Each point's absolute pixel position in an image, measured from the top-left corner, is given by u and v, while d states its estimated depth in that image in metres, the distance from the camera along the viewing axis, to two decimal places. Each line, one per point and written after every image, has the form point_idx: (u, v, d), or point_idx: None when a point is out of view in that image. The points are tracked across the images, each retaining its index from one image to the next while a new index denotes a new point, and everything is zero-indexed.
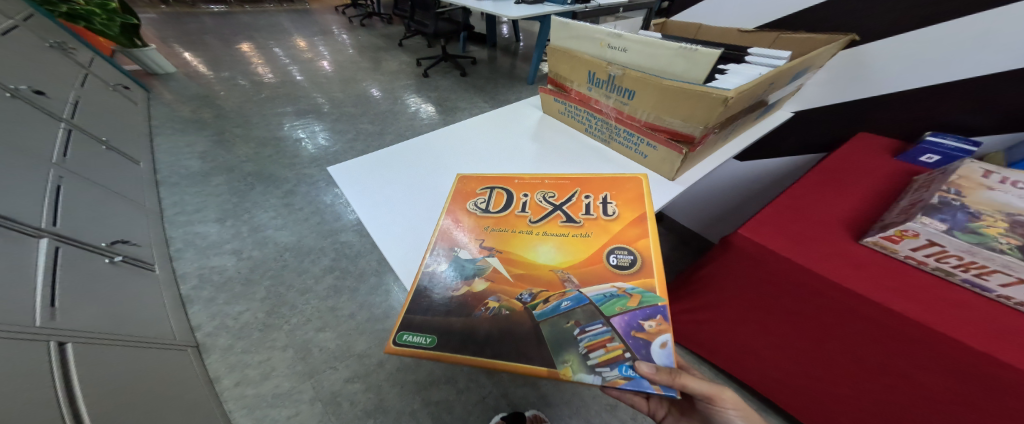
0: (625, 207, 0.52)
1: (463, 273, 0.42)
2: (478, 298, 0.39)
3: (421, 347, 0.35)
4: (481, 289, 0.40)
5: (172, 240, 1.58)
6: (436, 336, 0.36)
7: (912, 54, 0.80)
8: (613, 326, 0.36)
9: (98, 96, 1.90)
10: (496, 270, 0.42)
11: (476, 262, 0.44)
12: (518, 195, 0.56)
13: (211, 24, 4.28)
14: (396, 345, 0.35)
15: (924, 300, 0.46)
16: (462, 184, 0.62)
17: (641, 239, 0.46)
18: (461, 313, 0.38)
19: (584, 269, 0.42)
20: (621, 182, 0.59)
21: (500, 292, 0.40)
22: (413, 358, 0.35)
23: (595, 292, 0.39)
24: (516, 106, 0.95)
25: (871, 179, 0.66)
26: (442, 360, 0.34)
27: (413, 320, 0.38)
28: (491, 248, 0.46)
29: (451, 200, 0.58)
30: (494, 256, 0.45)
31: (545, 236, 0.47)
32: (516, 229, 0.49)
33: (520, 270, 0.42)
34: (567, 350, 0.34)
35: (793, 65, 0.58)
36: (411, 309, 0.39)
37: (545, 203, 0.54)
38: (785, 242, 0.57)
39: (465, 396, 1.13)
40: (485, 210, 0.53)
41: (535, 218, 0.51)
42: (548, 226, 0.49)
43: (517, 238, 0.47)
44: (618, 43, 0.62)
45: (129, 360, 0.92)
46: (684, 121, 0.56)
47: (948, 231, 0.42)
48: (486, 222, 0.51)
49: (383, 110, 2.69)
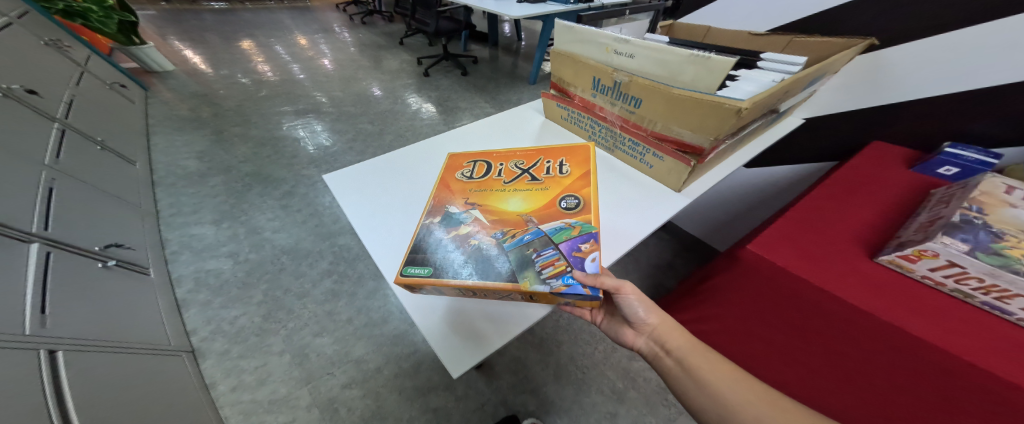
0: (577, 167, 0.62)
1: (453, 222, 0.51)
2: (463, 239, 0.48)
3: (422, 276, 0.43)
4: (467, 231, 0.49)
5: (168, 242, 1.56)
6: (432, 267, 0.44)
7: (928, 61, 0.77)
8: (560, 249, 0.44)
9: (94, 95, 1.87)
10: (477, 217, 0.52)
11: (461, 213, 0.53)
12: (494, 168, 0.64)
13: (211, 21, 4.25)
14: (403, 277, 0.43)
15: (942, 323, 0.45)
16: (452, 158, 0.69)
17: (586, 188, 0.56)
18: (450, 249, 0.46)
19: (542, 212, 0.52)
20: (576, 149, 0.67)
21: (480, 233, 0.49)
22: (417, 285, 0.42)
23: (549, 227, 0.48)
24: (517, 109, 0.94)
25: (885, 192, 0.65)
26: (439, 284, 0.42)
27: (414, 258, 0.46)
28: (472, 202, 0.55)
29: (442, 172, 0.65)
30: (475, 209, 0.54)
31: (515, 191, 0.56)
32: (493, 188, 0.58)
33: (495, 216, 0.52)
34: (526, 268, 0.41)
35: (808, 73, 0.57)
36: (413, 251, 0.47)
37: (515, 168, 0.63)
38: (796, 258, 0.56)
39: (464, 403, 1.11)
40: (469, 177, 0.62)
41: (508, 180, 0.60)
42: (518, 185, 0.58)
43: (493, 194, 0.56)
44: (624, 49, 0.60)
45: (122, 368, 0.89)
46: (693, 132, 0.54)
47: (970, 252, 0.41)
48: (470, 185, 0.59)
49: (383, 109, 2.66)
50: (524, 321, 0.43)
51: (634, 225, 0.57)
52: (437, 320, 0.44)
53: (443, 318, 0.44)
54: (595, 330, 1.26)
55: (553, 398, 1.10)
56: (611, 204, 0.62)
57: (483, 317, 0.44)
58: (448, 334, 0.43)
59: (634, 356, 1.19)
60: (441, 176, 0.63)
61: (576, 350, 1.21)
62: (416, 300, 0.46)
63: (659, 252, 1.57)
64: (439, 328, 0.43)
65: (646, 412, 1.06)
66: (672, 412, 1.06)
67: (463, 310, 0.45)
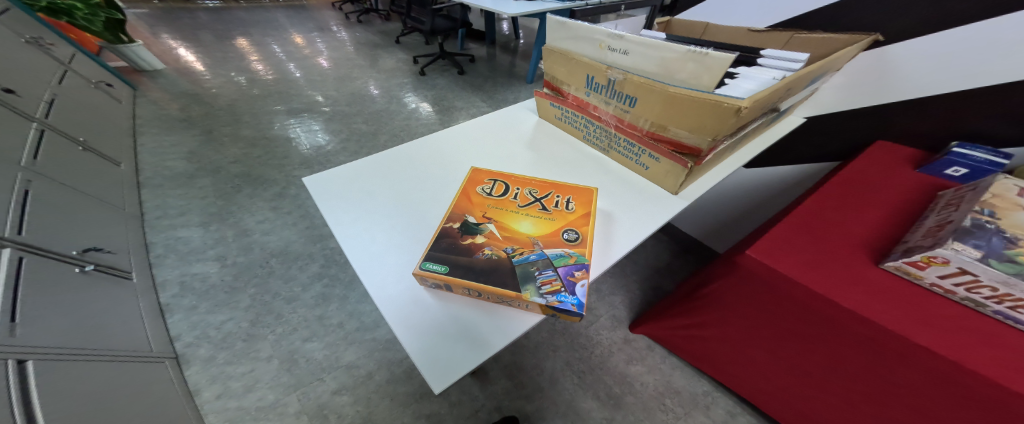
0: (580, 203, 0.56)
1: (471, 231, 0.49)
2: (477, 246, 0.46)
3: (434, 272, 0.42)
4: (480, 241, 0.47)
5: (152, 245, 1.51)
6: (447, 266, 0.43)
7: (934, 58, 0.75)
8: (558, 272, 0.42)
9: (78, 93, 1.81)
10: (491, 232, 0.49)
11: (479, 224, 0.50)
12: (509, 182, 0.60)
13: (204, 19, 4.17)
14: (420, 269, 0.43)
15: (952, 333, 0.43)
16: (473, 171, 0.64)
17: (587, 226, 0.51)
18: (465, 253, 0.45)
19: (549, 239, 0.48)
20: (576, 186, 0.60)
21: (492, 244, 0.47)
22: (428, 278, 0.42)
23: (553, 251, 0.46)
24: (510, 109, 0.91)
25: (888, 194, 0.63)
26: (449, 281, 0.41)
27: (432, 254, 0.45)
28: (490, 218, 0.52)
29: (462, 184, 0.61)
30: (492, 223, 0.51)
31: (529, 214, 0.53)
32: (507, 208, 0.54)
33: (508, 233, 0.49)
34: (529, 282, 0.40)
35: (810, 70, 0.54)
36: (433, 247, 0.46)
37: (528, 193, 0.58)
38: (798, 264, 0.54)
39: (457, 410, 1.08)
40: (487, 193, 0.58)
41: (523, 202, 0.56)
42: (532, 209, 0.54)
43: (508, 214, 0.53)
44: (618, 45, 0.57)
45: (99, 378, 0.85)
46: (690, 133, 0.52)
47: (983, 259, 0.39)
48: (488, 201, 0.56)
49: (378, 109, 2.62)
50: (522, 325, 0.42)
51: (629, 230, 0.55)
52: (421, 333, 0.41)
53: (428, 331, 0.41)
54: (591, 333, 1.24)
55: (548, 404, 1.07)
56: (607, 209, 0.59)
57: (477, 323, 0.42)
58: (433, 348, 0.40)
59: (631, 360, 1.17)
60: (463, 182, 0.62)
61: (573, 354, 1.18)
62: (397, 311, 0.43)
63: (657, 254, 1.55)
64: (423, 342, 0.40)
65: (643, 418, 1.04)
66: (669, 418, 1.04)
67: (457, 314, 0.43)
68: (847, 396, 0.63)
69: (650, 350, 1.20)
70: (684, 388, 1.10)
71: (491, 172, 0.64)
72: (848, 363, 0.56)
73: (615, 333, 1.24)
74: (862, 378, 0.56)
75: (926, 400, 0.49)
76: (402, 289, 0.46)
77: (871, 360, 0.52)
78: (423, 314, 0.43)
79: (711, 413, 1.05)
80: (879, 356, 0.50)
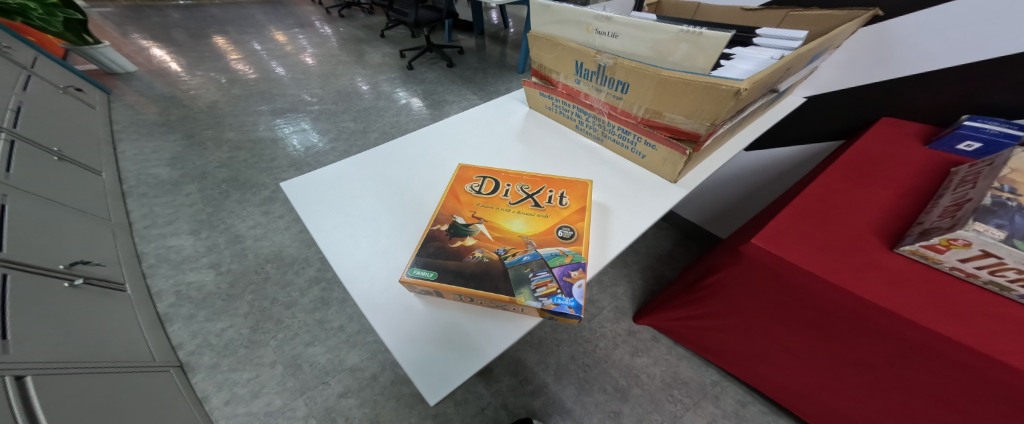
0: (574, 197, 0.53)
1: (460, 232, 0.47)
2: (467, 248, 0.44)
3: (423, 279, 0.40)
4: (470, 243, 0.45)
5: (144, 255, 1.48)
6: (436, 272, 0.41)
7: (937, 31, 0.72)
8: (553, 272, 0.40)
9: (46, 99, 1.72)
10: (482, 232, 0.47)
11: (469, 225, 0.48)
12: (499, 178, 0.58)
13: (176, 17, 4.00)
14: (408, 277, 0.40)
15: (975, 321, 0.41)
16: (462, 170, 0.61)
17: (581, 221, 0.48)
18: (456, 258, 0.42)
19: (543, 237, 0.46)
20: (569, 180, 0.57)
21: (484, 246, 0.44)
22: (414, 286, 0.40)
23: (546, 251, 0.44)
24: (500, 100, 0.87)
25: (901, 174, 0.61)
26: (438, 287, 0.39)
27: (419, 258, 0.43)
28: (480, 218, 0.49)
29: (450, 185, 0.57)
30: (482, 224, 0.48)
31: (522, 213, 0.50)
32: (497, 207, 0.51)
33: (500, 234, 0.46)
34: (522, 285, 0.38)
35: (811, 47, 0.51)
36: (421, 253, 0.43)
37: (520, 192, 0.54)
38: (807, 252, 0.52)
39: (464, 408, 1.07)
40: (478, 193, 0.55)
41: (513, 200, 0.53)
42: (523, 206, 0.51)
43: (498, 213, 0.50)
44: (606, 27, 0.54)
45: (107, 386, 0.84)
46: (687, 118, 0.49)
47: (1007, 240, 0.37)
48: (478, 200, 0.53)
49: (366, 106, 2.54)
50: (519, 328, 0.40)
51: (626, 222, 0.53)
52: (413, 341, 0.39)
53: (419, 339, 0.39)
54: (595, 326, 1.23)
55: (555, 399, 1.07)
56: (603, 202, 0.57)
57: (472, 328, 0.40)
58: (425, 357, 0.38)
59: (636, 352, 1.17)
60: (451, 179, 0.59)
61: (577, 348, 1.18)
62: (386, 320, 0.41)
63: (658, 242, 1.54)
64: (414, 351, 0.38)
65: (652, 409, 1.04)
66: (678, 408, 1.04)
67: (448, 320, 0.41)
68: (860, 384, 0.63)
69: (655, 341, 1.20)
70: (692, 378, 1.11)
71: (480, 168, 0.61)
72: (861, 351, 0.56)
73: (618, 325, 1.24)
74: (878, 367, 0.56)
75: (945, 385, 0.49)
76: (389, 296, 0.43)
77: (884, 349, 0.52)
78: (414, 322, 0.41)
79: (721, 402, 1.05)
80: (895, 345, 0.49)
